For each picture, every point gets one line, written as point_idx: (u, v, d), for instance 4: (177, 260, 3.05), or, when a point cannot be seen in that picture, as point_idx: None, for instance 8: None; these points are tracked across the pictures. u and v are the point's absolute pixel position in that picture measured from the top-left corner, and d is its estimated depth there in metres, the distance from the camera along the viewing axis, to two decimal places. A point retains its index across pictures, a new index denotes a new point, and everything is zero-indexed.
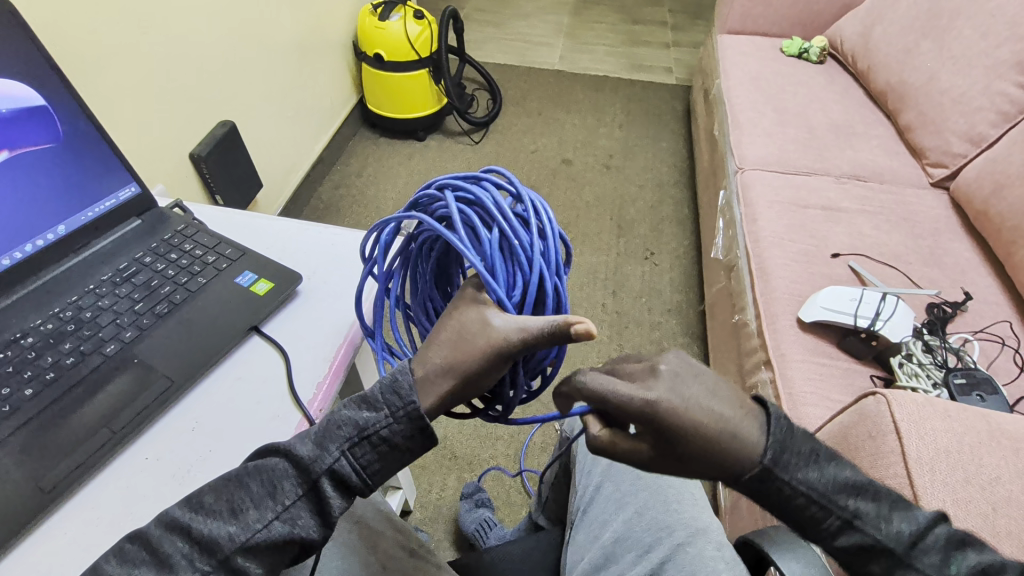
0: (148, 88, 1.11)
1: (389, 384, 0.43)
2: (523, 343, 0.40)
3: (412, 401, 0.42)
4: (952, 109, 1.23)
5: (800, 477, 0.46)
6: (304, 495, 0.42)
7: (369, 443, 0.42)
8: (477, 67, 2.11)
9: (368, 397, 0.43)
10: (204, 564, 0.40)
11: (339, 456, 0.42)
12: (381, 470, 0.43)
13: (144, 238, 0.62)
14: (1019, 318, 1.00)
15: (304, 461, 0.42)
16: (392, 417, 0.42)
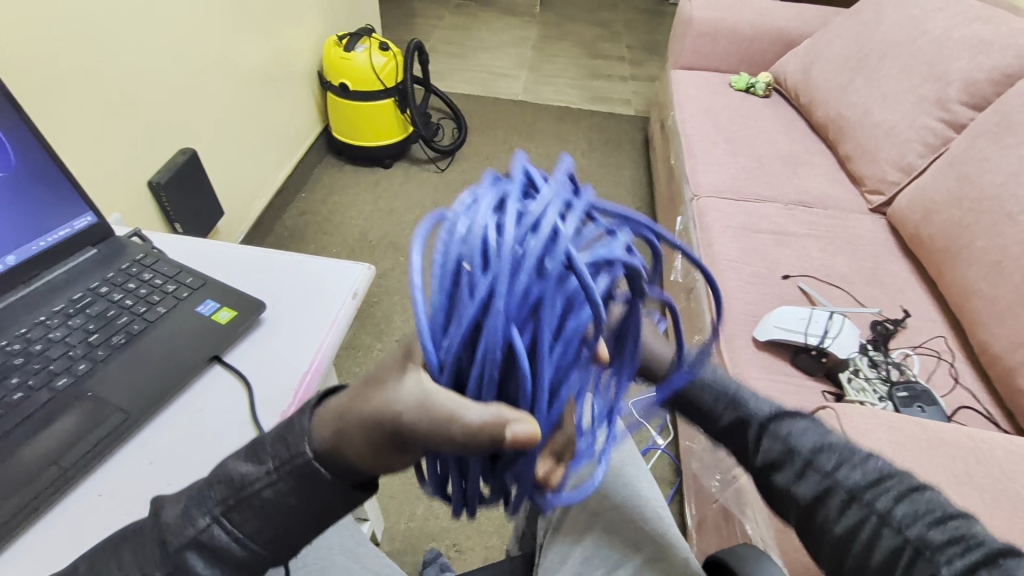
0: (104, 115, 1.09)
1: (277, 433, 0.38)
2: (429, 429, 0.33)
3: (303, 451, 0.37)
4: (884, 141, 1.33)
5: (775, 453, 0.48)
6: (175, 568, 0.38)
7: (248, 504, 0.37)
8: (443, 97, 2.15)
9: (257, 451, 0.38)
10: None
11: (211, 523, 0.38)
12: (272, 539, 0.38)
13: (100, 268, 0.61)
14: (953, 333, 1.07)
15: (172, 527, 0.38)
16: (274, 472, 0.37)
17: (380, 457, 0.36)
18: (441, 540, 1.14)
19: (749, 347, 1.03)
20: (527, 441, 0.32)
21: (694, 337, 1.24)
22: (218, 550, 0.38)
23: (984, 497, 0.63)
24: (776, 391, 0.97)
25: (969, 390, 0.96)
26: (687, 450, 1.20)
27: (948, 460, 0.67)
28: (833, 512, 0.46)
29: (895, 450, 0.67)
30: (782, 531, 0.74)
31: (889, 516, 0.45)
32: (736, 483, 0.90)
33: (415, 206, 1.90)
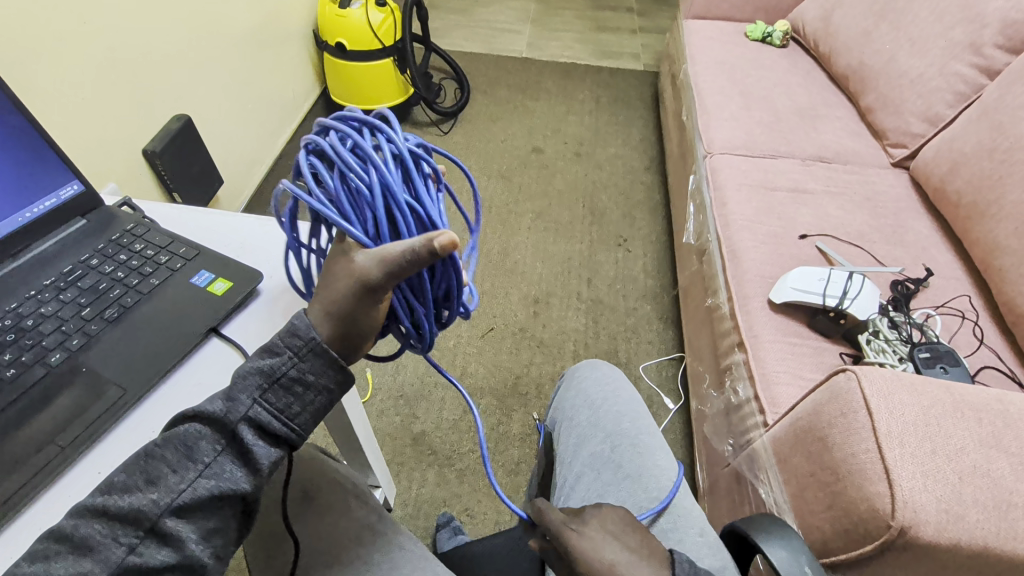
0: (94, 81, 1.05)
1: (287, 328, 0.44)
2: (386, 273, 0.41)
3: (314, 336, 0.44)
4: (910, 90, 1.26)
5: None
6: (225, 450, 0.42)
7: (280, 387, 0.43)
8: (443, 55, 2.07)
9: (271, 344, 0.44)
10: (131, 538, 0.39)
11: (251, 404, 0.43)
12: (304, 414, 0.44)
13: (90, 238, 0.58)
14: (978, 291, 1.03)
15: (215, 415, 0.42)
16: (297, 357, 0.44)
17: (357, 314, 0.43)
18: (453, 505, 1.15)
19: (764, 310, 1.00)
20: (455, 247, 0.39)
21: (707, 300, 1.21)
22: (261, 426, 0.43)
23: (1011, 460, 0.62)
24: (792, 353, 0.94)
25: (993, 349, 0.93)
26: (699, 414, 1.19)
27: (973, 423, 0.64)
28: None
29: (919, 414, 0.65)
30: (797, 497, 0.73)
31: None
32: (749, 447, 0.89)
33: None
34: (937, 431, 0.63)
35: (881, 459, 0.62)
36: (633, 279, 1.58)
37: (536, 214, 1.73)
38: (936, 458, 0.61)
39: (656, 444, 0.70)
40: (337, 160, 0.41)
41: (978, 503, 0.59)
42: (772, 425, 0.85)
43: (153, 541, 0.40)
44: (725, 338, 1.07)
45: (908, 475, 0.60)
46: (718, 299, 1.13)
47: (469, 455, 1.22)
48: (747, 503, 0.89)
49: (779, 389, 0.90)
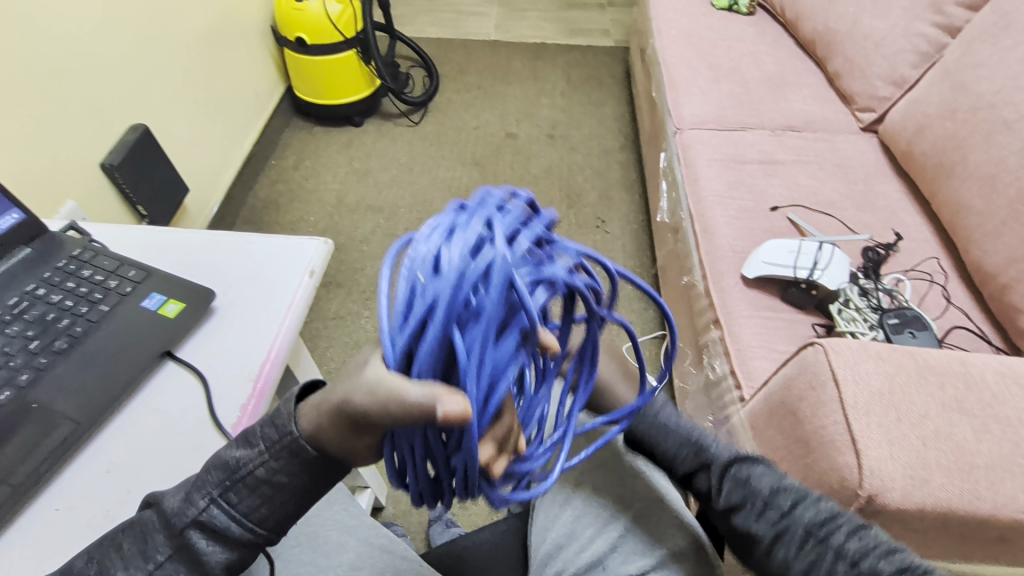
0: (39, 96, 1.01)
1: (266, 418, 0.42)
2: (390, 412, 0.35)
3: (291, 431, 0.40)
4: (875, 52, 1.25)
5: (664, 416, 0.59)
6: (177, 552, 0.41)
7: (244, 486, 0.41)
8: (409, 43, 2.02)
9: (247, 437, 0.42)
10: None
11: (209, 503, 0.41)
12: (268, 517, 0.42)
13: (35, 267, 0.57)
14: (947, 253, 1.04)
15: (170, 512, 0.41)
16: (266, 456, 0.41)
17: (341, 440, 0.39)
18: None
19: (738, 286, 1.01)
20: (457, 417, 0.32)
21: (683, 278, 1.21)
22: (217, 530, 0.41)
23: (973, 422, 0.63)
24: (767, 327, 0.95)
25: (961, 310, 0.94)
26: (682, 391, 1.20)
27: (937, 388, 0.65)
28: (782, 555, 0.50)
29: (883, 383, 0.65)
30: None
31: (806, 524, 0.50)
32: (728, 423, 0.90)
33: (391, 164, 1.82)
34: (901, 399, 0.64)
35: (848, 430, 0.63)
36: (613, 260, 1.58)
37: None
38: (901, 425, 0.62)
39: None
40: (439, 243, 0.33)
41: (941, 467, 0.60)
42: (748, 400, 0.86)
43: None
44: (701, 316, 1.07)
45: (873, 445, 0.61)
46: (694, 277, 1.13)
47: None
48: None
49: (754, 364, 0.91)
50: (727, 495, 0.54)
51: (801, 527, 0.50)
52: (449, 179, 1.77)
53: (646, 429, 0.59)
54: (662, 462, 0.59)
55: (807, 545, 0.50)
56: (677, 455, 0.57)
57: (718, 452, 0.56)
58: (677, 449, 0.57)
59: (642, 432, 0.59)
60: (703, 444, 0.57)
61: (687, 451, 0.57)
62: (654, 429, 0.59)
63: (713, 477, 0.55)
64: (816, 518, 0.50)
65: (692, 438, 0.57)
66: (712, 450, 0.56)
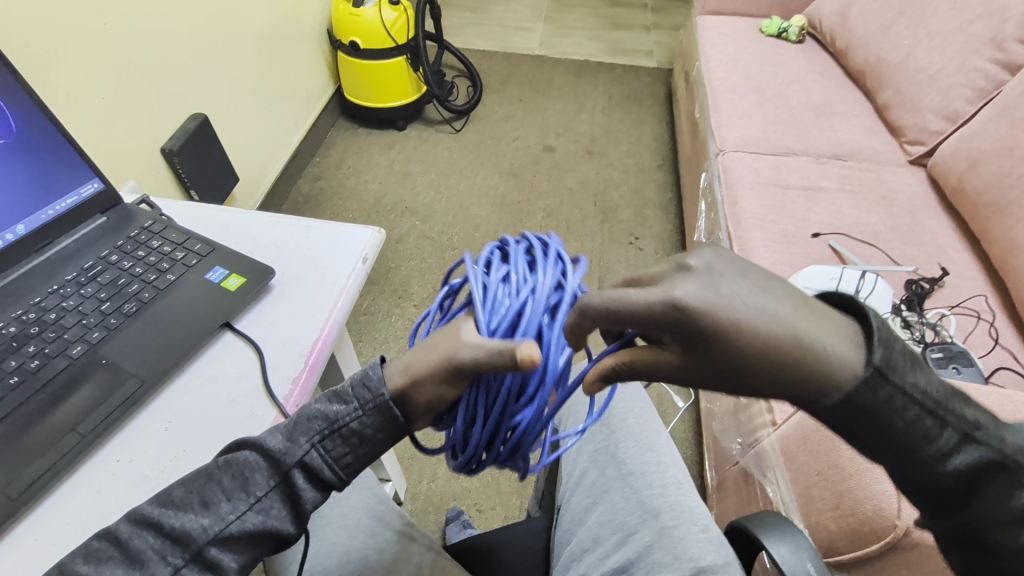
0: (113, 79, 1.07)
1: (359, 377, 0.43)
2: (473, 362, 0.39)
3: (384, 392, 0.42)
4: (928, 86, 1.24)
5: (914, 380, 0.35)
6: (276, 488, 0.42)
7: (340, 436, 0.42)
8: (456, 53, 2.07)
9: (339, 391, 0.43)
10: (177, 559, 0.40)
11: (309, 449, 0.42)
12: (355, 465, 0.43)
13: (110, 236, 0.60)
14: (995, 292, 1.01)
15: (273, 453, 0.42)
16: (362, 410, 0.42)
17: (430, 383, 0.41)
18: (463, 500, 1.17)
19: None
20: (536, 365, 0.36)
21: None
22: (316, 472, 0.42)
23: None
24: None
25: (1009, 350, 0.92)
26: (708, 413, 1.18)
27: None
28: None
29: None
30: (804, 496, 0.73)
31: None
32: (757, 446, 0.89)
33: (430, 168, 1.86)
34: None
35: None
36: None
37: (547, 212, 1.73)
38: None
39: (660, 442, 0.72)
40: (513, 258, 0.43)
41: None
42: (780, 424, 0.85)
43: (197, 566, 0.40)
44: None
45: None
46: None
47: None
48: (755, 502, 0.89)
49: None
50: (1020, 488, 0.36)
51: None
52: (486, 187, 1.80)
53: (883, 389, 0.35)
54: (895, 435, 0.36)
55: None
56: (936, 437, 0.36)
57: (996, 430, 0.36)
58: (913, 407, 0.36)
59: (882, 395, 0.35)
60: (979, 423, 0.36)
61: (954, 436, 0.36)
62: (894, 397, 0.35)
63: (987, 473, 0.36)
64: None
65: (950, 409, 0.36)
66: (984, 435, 0.36)
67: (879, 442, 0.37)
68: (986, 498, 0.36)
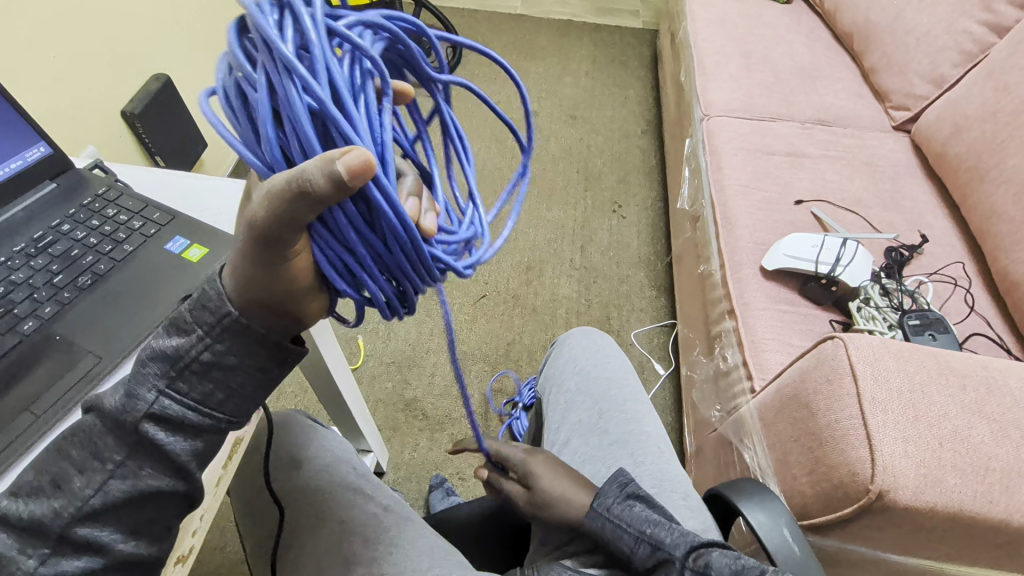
0: (64, 37, 0.99)
1: (193, 300, 0.38)
2: (291, 212, 0.32)
3: (230, 311, 0.38)
4: (916, 49, 1.22)
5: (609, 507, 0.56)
6: (135, 448, 0.38)
7: (191, 373, 0.38)
8: (434, 11, 1.98)
9: (178, 321, 0.38)
10: (42, 550, 0.37)
11: (158, 396, 0.38)
12: (224, 402, 0.39)
13: (61, 203, 0.56)
14: (972, 258, 1.02)
15: (113, 411, 0.38)
16: (208, 337, 0.38)
17: (273, 277, 0.36)
18: (445, 469, 1.17)
19: (756, 277, 0.99)
20: (365, 166, 0.30)
21: (699, 267, 1.20)
22: (173, 419, 0.38)
23: (992, 426, 0.62)
24: (782, 320, 0.94)
25: (983, 317, 0.93)
26: (688, 380, 1.19)
27: (957, 389, 0.65)
28: None
29: (904, 380, 0.65)
30: (781, 463, 0.74)
31: None
32: (736, 413, 0.90)
33: None
34: (920, 397, 0.64)
35: (863, 425, 0.62)
36: (627, 246, 1.56)
37: (530, 179, 1.69)
38: (918, 424, 0.62)
39: (644, 411, 0.73)
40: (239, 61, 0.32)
41: (956, 468, 0.60)
42: (758, 391, 0.85)
43: (68, 549, 0.37)
44: (716, 305, 1.06)
45: (888, 441, 0.61)
46: (711, 266, 1.12)
47: (462, 421, 1.23)
48: (732, 467, 0.91)
49: (767, 356, 0.90)
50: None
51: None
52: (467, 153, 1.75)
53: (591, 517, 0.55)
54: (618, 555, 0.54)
55: None
56: (631, 554, 0.52)
57: (672, 544, 0.51)
58: (617, 530, 0.54)
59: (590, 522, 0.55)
60: (653, 538, 0.52)
61: (643, 548, 0.52)
62: (605, 523, 0.55)
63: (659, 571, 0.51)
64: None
65: (645, 532, 0.52)
66: (659, 541, 0.51)
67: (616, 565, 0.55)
68: None
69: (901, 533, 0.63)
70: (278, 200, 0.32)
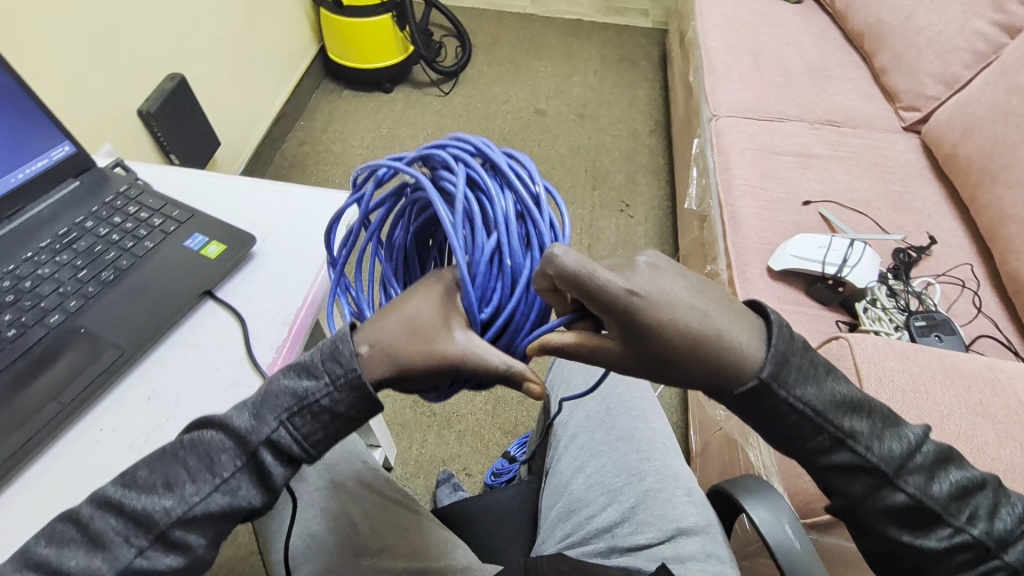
0: (83, 37, 1.02)
1: (328, 350, 0.39)
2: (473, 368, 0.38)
3: (355, 369, 0.39)
4: (927, 50, 1.22)
5: (797, 393, 0.41)
6: (243, 467, 0.39)
7: (309, 413, 0.39)
8: (443, 10, 1.99)
9: (309, 365, 0.40)
10: (142, 540, 0.38)
11: (277, 426, 0.39)
12: (324, 442, 0.40)
13: (84, 201, 0.58)
14: (981, 260, 1.02)
15: (239, 432, 0.39)
16: (333, 386, 0.39)
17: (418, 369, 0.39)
18: (452, 464, 1.19)
19: (763, 278, 1.00)
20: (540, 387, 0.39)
21: (706, 267, 1.20)
22: (283, 450, 0.39)
23: (997, 427, 0.63)
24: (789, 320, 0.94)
25: (991, 318, 0.93)
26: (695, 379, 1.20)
27: (962, 390, 0.65)
28: (936, 543, 0.45)
29: (908, 381, 0.65)
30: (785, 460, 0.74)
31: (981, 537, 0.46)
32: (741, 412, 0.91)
33: (418, 132, 1.81)
34: (924, 398, 0.64)
35: None
36: (634, 245, 1.57)
37: None
38: (921, 424, 0.62)
39: (649, 408, 0.73)
40: (501, 226, 0.39)
41: None
42: None
43: (162, 547, 0.39)
44: None
45: None
46: (718, 266, 1.12)
47: (469, 418, 1.24)
48: (737, 465, 0.91)
49: None
50: (873, 484, 0.44)
51: (980, 544, 0.46)
52: None
53: (768, 399, 0.41)
54: (782, 432, 0.43)
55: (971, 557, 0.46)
56: (810, 445, 0.44)
57: (871, 452, 0.44)
58: (795, 413, 0.42)
59: (769, 404, 0.41)
60: (852, 432, 0.43)
61: (827, 438, 0.43)
62: (778, 404, 0.41)
63: (852, 473, 0.44)
64: (996, 535, 0.46)
65: (832, 422, 0.43)
66: (853, 443, 0.43)
67: (772, 437, 0.44)
68: (860, 497, 0.45)
69: None
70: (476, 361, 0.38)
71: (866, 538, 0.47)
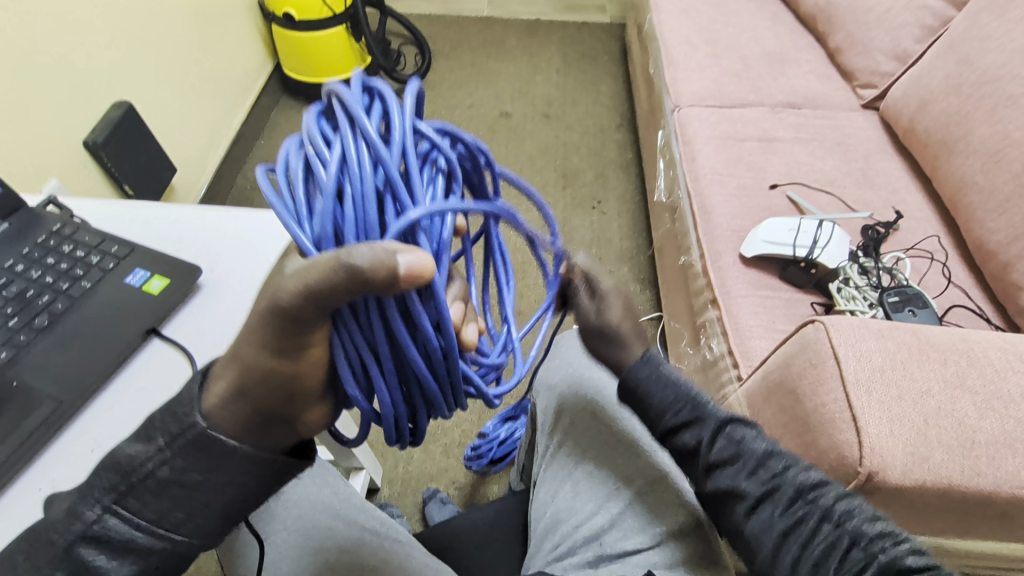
0: (18, 69, 0.97)
1: (162, 413, 0.41)
2: (318, 292, 0.35)
3: (195, 421, 0.40)
4: (879, 27, 1.23)
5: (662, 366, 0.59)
6: (69, 568, 0.39)
7: (136, 493, 0.40)
8: (399, 19, 1.96)
9: (146, 434, 0.41)
10: None
11: (102, 514, 0.40)
12: (179, 520, 0.41)
13: (13, 242, 0.55)
14: (947, 231, 1.03)
15: (63, 523, 0.40)
16: (161, 454, 0.40)
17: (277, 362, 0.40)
18: (440, 479, 1.16)
19: (736, 265, 0.99)
20: (423, 270, 0.33)
21: (680, 258, 1.20)
22: (113, 539, 0.40)
23: (975, 399, 0.62)
24: (765, 306, 0.94)
25: (961, 289, 0.94)
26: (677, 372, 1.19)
27: (938, 365, 0.65)
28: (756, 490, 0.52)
29: (885, 359, 0.65)
30: None
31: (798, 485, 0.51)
32: (724, 402, 0.90)
33: None
34: (902, 375, 0.64)
35: (849, 407, 0.62)
36: (609, 242, 1.55)
37: None
38: (902, 402, 0.62)
39: None
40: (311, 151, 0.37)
41: (941, 443, 0.60)
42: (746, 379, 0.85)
43: None
44: (699, 296, 1.06)
45: (874, 421, 0.61)
46: (692, 257, 1.12)
47: (454, 430, 1.21)
48: None
49: (752, 343, 0.90)
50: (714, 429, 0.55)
51: (788, 487, 0.51)
52: None
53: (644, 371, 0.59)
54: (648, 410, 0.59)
55: (795, 504, 0.50)
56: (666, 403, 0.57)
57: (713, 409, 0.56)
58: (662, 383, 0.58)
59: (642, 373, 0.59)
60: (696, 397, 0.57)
61: (684, 405, 0.57)
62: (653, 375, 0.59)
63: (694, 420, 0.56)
64: (811, 481, 0.52)
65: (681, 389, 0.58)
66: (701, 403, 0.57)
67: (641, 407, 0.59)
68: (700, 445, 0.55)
69: (895, 513, 0.63)
70: (325, 280, 0.34)
71: (721, 509, 0.54)
